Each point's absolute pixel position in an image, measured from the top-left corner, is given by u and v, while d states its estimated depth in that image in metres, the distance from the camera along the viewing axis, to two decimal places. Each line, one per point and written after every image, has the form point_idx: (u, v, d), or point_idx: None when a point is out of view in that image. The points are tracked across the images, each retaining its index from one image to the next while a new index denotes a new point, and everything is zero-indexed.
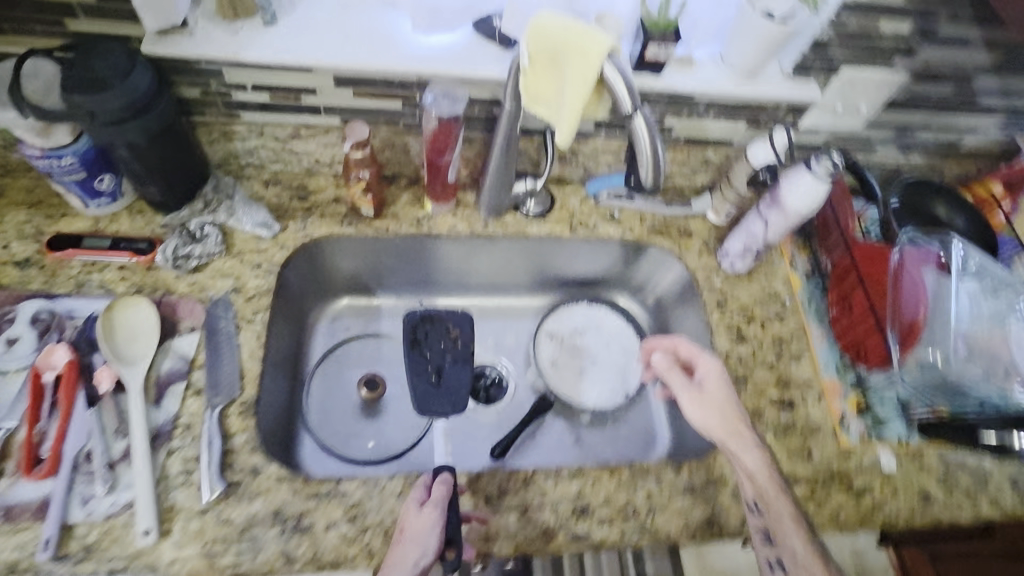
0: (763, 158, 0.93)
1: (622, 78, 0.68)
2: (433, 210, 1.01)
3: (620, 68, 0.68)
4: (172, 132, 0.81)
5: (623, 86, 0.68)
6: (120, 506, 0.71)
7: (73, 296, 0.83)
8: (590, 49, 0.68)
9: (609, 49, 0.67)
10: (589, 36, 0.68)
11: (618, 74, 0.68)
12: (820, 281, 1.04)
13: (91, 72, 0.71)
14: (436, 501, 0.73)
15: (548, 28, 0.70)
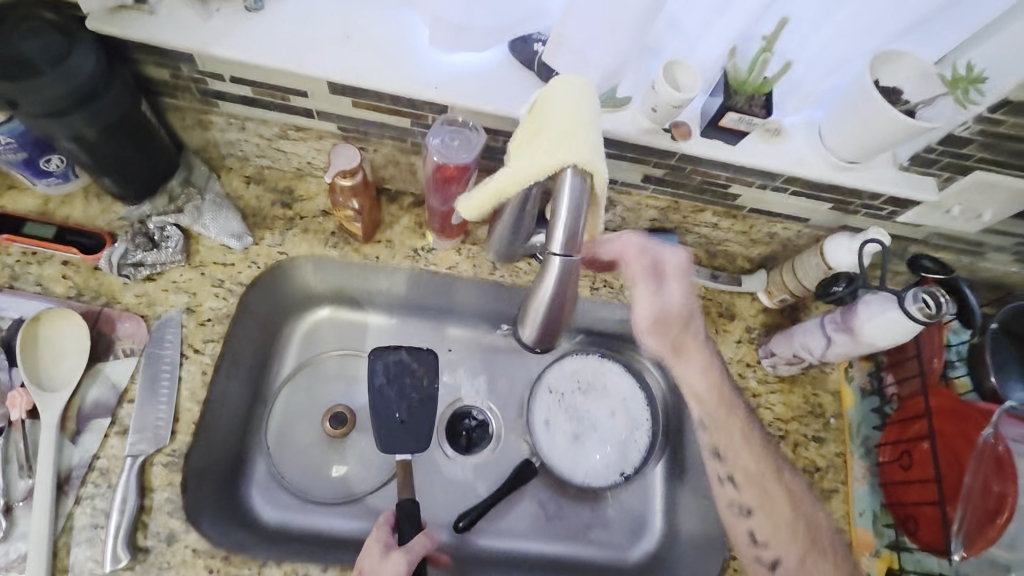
0: (845, 261, 0.76)
1: (567, 199, 0.55)
2: (434, 243, 0.86)
3: (573, 190, 0.55)
4: (133, 125, 0.67)
5: (563, 211, 0.55)
6: (13, 559, 0.64)
7: (4, 291, 0.72)
8: (555, 151, 0.54)
9: (569, 161, 0.54)
10: (568, 137, 0.54)
11: (564, 193, 0.55)
12: (877, 404, 0.86)
13: (16, 52, 0.59)
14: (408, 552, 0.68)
15: (556, 99, 0.57)
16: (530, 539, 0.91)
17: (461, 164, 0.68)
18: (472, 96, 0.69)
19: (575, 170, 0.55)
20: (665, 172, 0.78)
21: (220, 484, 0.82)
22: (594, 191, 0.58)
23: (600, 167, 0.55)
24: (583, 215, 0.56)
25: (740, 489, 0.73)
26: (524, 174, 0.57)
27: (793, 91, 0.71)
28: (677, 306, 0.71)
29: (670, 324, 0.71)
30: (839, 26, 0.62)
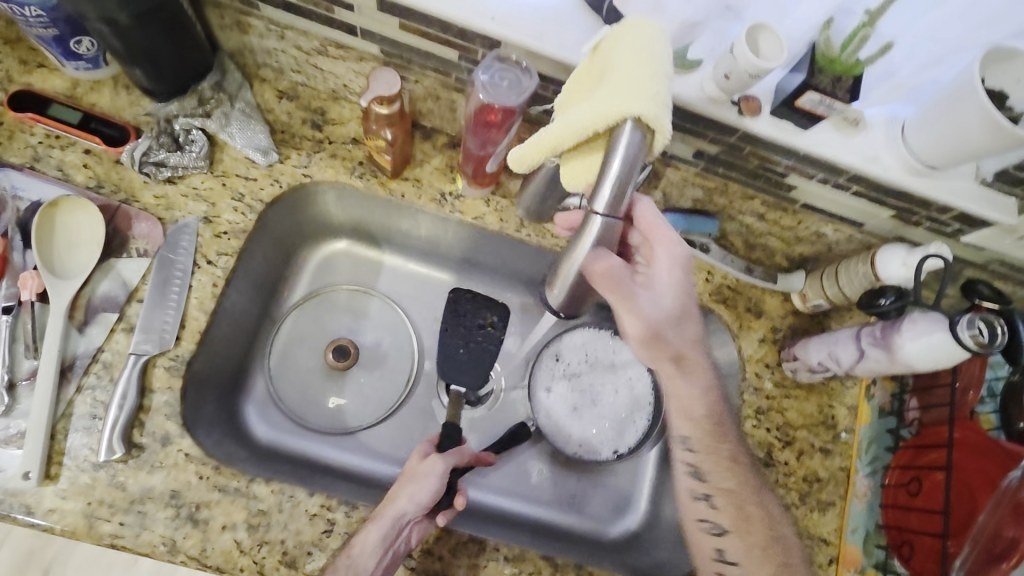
0: (896, 275, 0.71)
1: (622, 152, 0.50)
2: (464, 188, 0.82)
3: (628, 145, 0.50)
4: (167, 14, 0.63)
5: (615, 165, 0.50)
6: (12, 434, 0.63)
7: (23, 171, 0.71)
8: (619, 97, 0.49)
9: (633, 112, 0.49)
10: (635, 84, 0.49)
11: (620, 146, 0.50)
12: (893, 425, 0.82)
13: None
14: (444, 453, 0.70)
15: (627, 40, 0.52)
16: (513, 498, 0.91)
17: (506, 106, 0.62)
18: (532, 35, 0.63)
19: (636, 124, 0.50)
20: (721, 150, 0.73)
21: (220, 397, 0.83)
22: (652, 150, 0.53)
23: (665, 125, 0.50)
24: (636, 172, 0.51)
25: (696, 453, 0.70)
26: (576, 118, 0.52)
27: (884, 78, 0.64)
28: (657, 286, 0.64)
29: (652, 305, 0.64)
30: (953, 12, 0.56)
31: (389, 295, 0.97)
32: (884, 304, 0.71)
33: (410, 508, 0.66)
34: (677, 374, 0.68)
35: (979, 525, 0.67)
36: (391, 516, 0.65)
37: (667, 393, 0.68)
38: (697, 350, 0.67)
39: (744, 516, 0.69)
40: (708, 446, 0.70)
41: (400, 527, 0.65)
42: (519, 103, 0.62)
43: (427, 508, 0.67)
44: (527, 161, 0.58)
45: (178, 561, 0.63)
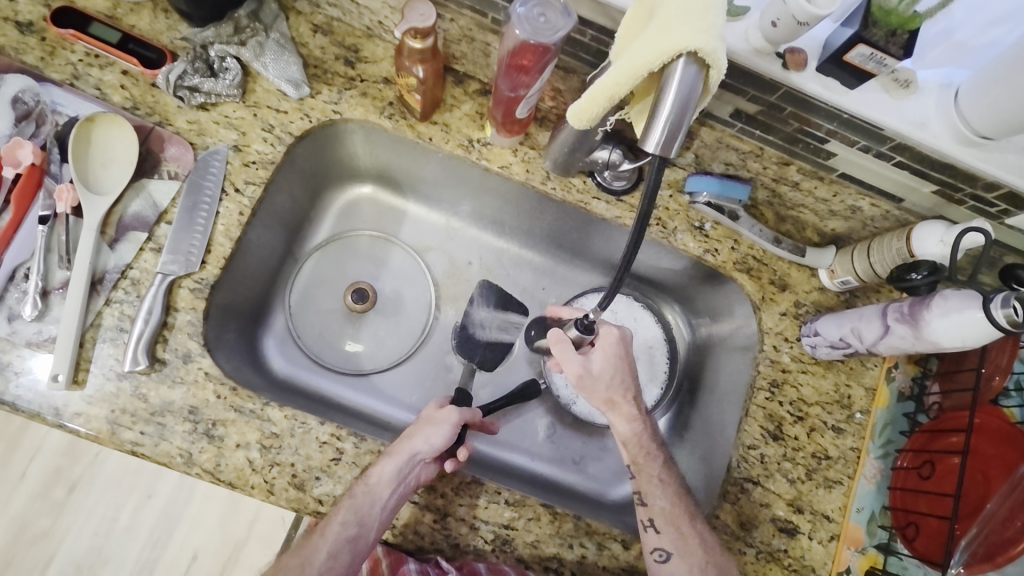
0: (932, 251, 0.68)
1: (676, 90, 0.48)
2: (492, 136, 0.81)
3: (684, 80, 0.48)
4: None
5: (668, 105, 0.48)
6: (44, 338, 0.66)
7: (63, 87, 0.72)
8: (675, 32, 0.48)
9: (690, 47, 0.47)
10: (693, 17, 0.48)
11: (674, 81, 0.48)
12: (911, 411, 0.81)
13: None
14: (457, 407, 0.75)
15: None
16: (518, 452, 0.92)
17: (543, 44, 0.61)
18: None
19: (691, 58, 0.48)
20: (759, 110, 0.70)
21: (241, 328, 0.84)
22: (705, 85, 0.52)
23: (721, 60, 0.49)
24: (690, 111, 0.49)
25: (660, 533, 0.70)
26: (631, 62, 0.51)
27: (943, 37, 0.63)
28: (602, 370, 0.73)
29: (598, 382, 0.73)
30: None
31: (411, 245, 0.98)
32: (916, 277, 0.68)
33: (425, 447, 0.69)
34: (636, 421, 0.74)
35: (986, 511, 0.67)
36: (407, 452, 0.67)
37: (640, 494, 0.73)
38: (652, 466, 0.74)
39: (683, 534, 0.69)
40: (669, 526, 0.70)
41: (412, 464, 0.68)
42: (554, 41, 0.61)
43: (441, 450, 0.69)
44: (585, 116, 0.59)
45: (194, 472, 0.66)
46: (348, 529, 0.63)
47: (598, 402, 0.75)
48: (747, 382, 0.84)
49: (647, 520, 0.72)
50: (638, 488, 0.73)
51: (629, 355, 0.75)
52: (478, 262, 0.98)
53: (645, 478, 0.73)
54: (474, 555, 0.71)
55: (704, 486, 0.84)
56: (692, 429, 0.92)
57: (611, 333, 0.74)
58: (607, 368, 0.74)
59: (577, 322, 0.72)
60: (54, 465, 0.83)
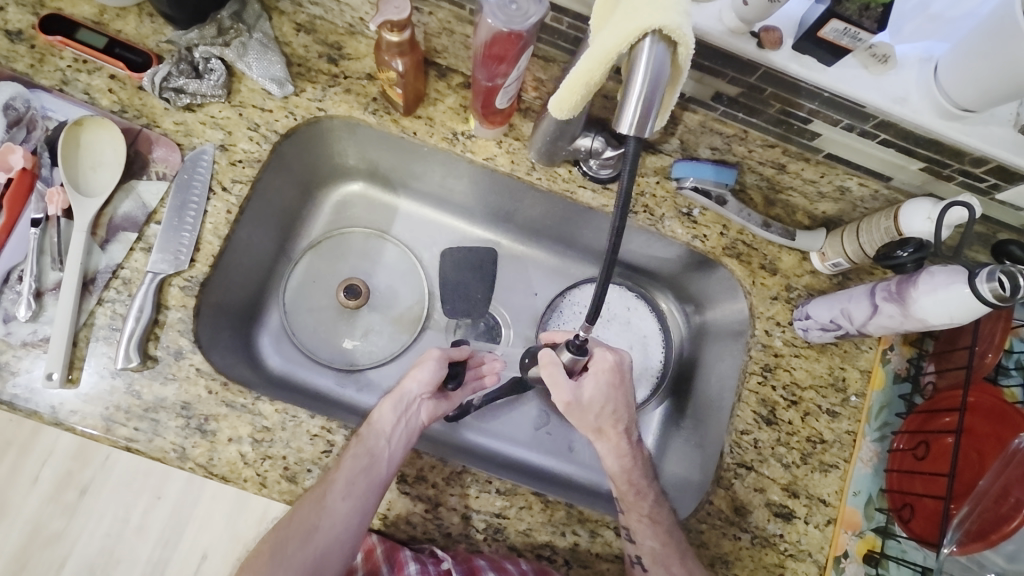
0: (920, 229, 0.67)
1: (645, 69, 0.47)
2: (476, 128, 0.81)
3: (652, 61, 0.47)
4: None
5: (638, 84, 0.47)
6: (39, 339, 0.68)
7: (53, 93, 0.74)
8: (639, 12, 0.47)
9: (654, 25, 0.46)
10: None
11: (643, 62, 0.47)
12: (907, 392, 0.80)
13: None
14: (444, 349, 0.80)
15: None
16: (512, 444, 0.92)
17: (515, 31, 0.61)
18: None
19: (657, 38, 0.47)
20: (739, 92, 0.70)
21: (235, 327, 0.85)
22: (676, 63, 0.50)
23: (688, 36, 0.47)
24: (661, 90, 0.47)
25: (647, 571, 0.68)
26: (601, 47, 0.50)
27: (919, 10, 0.63)
28: (593, 398, 0.73)
29: (587, 410, 0.73)
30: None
31: (403, 241, 0.98)
32: (902, 254, 0.69)
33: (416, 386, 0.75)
34: (627, 454, 0.75)
35: (979, 489, 0.68)
36: (401, 394, 0.74)
37: (628, 530, 0.71)
38: (641, 504, 0.73)
39: (671, 573, 0.68)
40: (657, 565, 0.68)
41: (409, 402, 0.75)
42: (524, 24, 0.61)
43: (431, 383, 0.76)
44: (567, 105, 0.57)
45: (188, 466, 0.68)
46: (361, 461, 0.67)
47: (587, 429, 0.75)
48: (740, 367, 0.84)
49: (635, 555, 0.70)
50: (627, 524, 0.72)
51: (623, 382, 0.74)
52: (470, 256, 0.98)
53: (636, 516, 0.72)
54: (466, 544, 0.71)
55: (699, 473, 0.84)
56: (688, 417, 0.91)
57: (605, 359, 0.73)
58: (598, 397, 0.73)
59: (569, 345, 0.71)
60: (65, 468, 0.68)
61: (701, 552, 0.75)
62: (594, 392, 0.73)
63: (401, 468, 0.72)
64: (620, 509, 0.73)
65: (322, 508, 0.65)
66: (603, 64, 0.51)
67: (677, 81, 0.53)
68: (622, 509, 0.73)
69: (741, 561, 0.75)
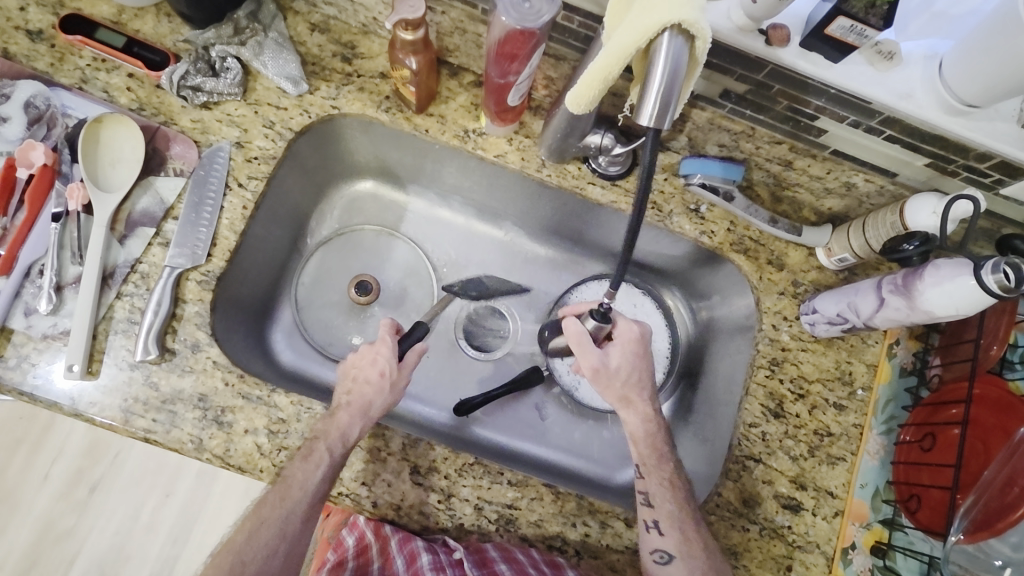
0: (925, 223, 0.68)
1: (663, 62, 0.48)
2: (487, 126, 0.82)
3: (672, 55, 0.48)
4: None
5: (657, 77, 0.48)
6: (59, 332, 0.68)
7: (73, 91, 0.75)
8: (657, 7, 0.48)
9: (672, 20, 0.47)
10: None
11: (661, 56, 0.48)
12: (914, 385, 0.81)
13: None
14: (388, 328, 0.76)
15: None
16: (522, 438, 0.93)
17: (529, 29, 0.63)
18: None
19: (676, 31, 0.48)
20: (748, 89, 0.71)
21: (248, 322, 0.86)
22: (693, 56, 0.51)
23: (706, 30, 0.48)
24: (679, 81, 0.49)
25: (664, 535, 0.70)
26: (619, 45, 0.51)
27: (923, 7, 0.63)
28: (619, 365, 0.75)
29: (613, 377, 0.75)
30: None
31: (413, 237, 0.99)
32: (908, 246, 0.70)
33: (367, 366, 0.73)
34: (649, 419, 0.75)
35: (985, 479, 0.69)
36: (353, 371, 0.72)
37: (645, 494, 0.72)
38: (662, 468, 0.74)
39: (687, 538, 0.70)
40: (674, 529, 0.70)
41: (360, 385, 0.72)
42: (533, 21, 0.62)
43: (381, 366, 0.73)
44: (584, 100, 0.59)
45: (205, 457, 0.68)
46: (314, 452, 0.66)
47: (612, 399, 0.75)
48: (747, 361, 0.84)
49: (651, 521, 0.71)
50: (643, 488, 0.73)
51: (647, 354, 0.76)
52: (479, 252, 1.00)
53: (654, 481, 0.73)
54: (478, 534, 0.72)
55: (708, 466, 0.85)
56: (695, 412, 0.92)
57: (631, 330, 0.75)
58: (625, 365, 0.75)
59: (594, 312, 0.74)
60: None
61: (710, 542, 0.76)
62: (618, 361, 0.75)
63: (414, 459, 0.73)
64: (641, 475, 0.74)
65: (284, 501, 0.65)
66: (621, 61, 0.52)
67: (693, 74, 0.54)
68: (641, 475, 0.74)
69: (750, 552, 0.76)
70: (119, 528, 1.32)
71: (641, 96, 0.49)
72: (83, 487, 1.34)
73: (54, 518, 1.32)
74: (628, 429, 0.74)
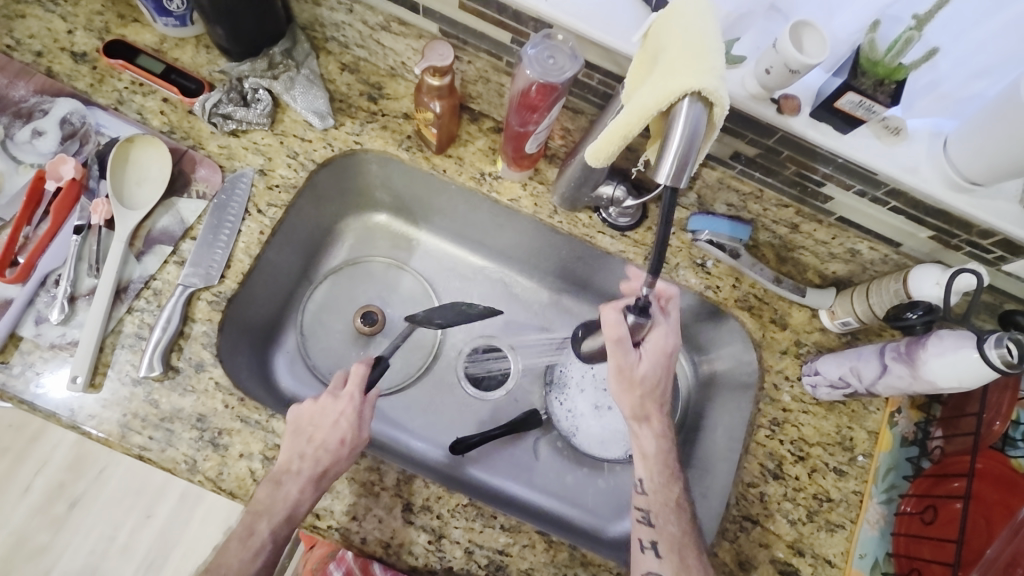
0: (929, 293, 0.69)
1: (681, 125, 0.50)
2: (503, 170, 0.85)
3: (689, 120, 0.50)
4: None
5: (675, 139, 0.50)
6: (66, 342, 0.69)
7: (109, 111, 0.78)
8: (679, 75, 0.50)
9: (691, 87, 0.49)
10: (696, 61, 0.50)
11: (680, 119, 0.50)
12: (915, 456, 0.80)
13: None
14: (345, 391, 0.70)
15: (670, 25, 0.54)
16: (516, 482, 0.92)
17: (552, 83, 0.65)
18: (555, 7, 0.66)
19: (695, 98, 0.50)
20: (758, 153, 0.74)
21: (253, 346, 0.86)
22: (711, 123, 0.53)
23: (724, 98, 0.50)
24: (697, 145, 0.50)
25: (660, 557, 0.69)
26: (640, 104, 0.53)
27: (929, 89, 0.66)
28: (645, 375, 0.71)
29: (635, 383, 0.71)
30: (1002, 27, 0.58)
31: (422, 271, 1.01)
32: (910, 316, 0.72)
33: (318, 423, 0.68)
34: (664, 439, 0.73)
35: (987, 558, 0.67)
36: (297, 442, 0.67)
37: (647, 512, 0.71)
38: (670, 490, 0.72)
39: (684, 566, 0.68)
40: (672, 552, 0.69)
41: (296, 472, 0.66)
42: (563, 77, 0.65)
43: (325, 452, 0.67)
44: (602, 155, 0.60)
45: (197, 479, 0.67)
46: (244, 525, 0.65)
47: (627, 409, 0.72)
48: (748, 420, 0.84)
49: (650, 541, 0.70)
50: (648, 506, 0.72)
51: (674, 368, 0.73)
52: (485, 291, 1.01)
53: (659, 500, 0.72)
54: None
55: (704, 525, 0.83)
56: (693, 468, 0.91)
57: (665, 341, 0.71)
58: (649, 375, 0.71)
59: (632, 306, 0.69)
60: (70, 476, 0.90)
61: None
62: (643, 370, 0.71)
63: (408, 497, 0.72)
64: (646, 491, 0.72)
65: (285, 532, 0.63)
66: (640, 120, 0.54)
67: (710, 138, 0.56)
68: (645, 491, 0.72)
69: None
70: (94, 548, 1.29)
71: (659, 156, 0.51)
72: (61, 503, 1.32)
73: (29, 533, 1.29)
74: (638, 445, 0.73)
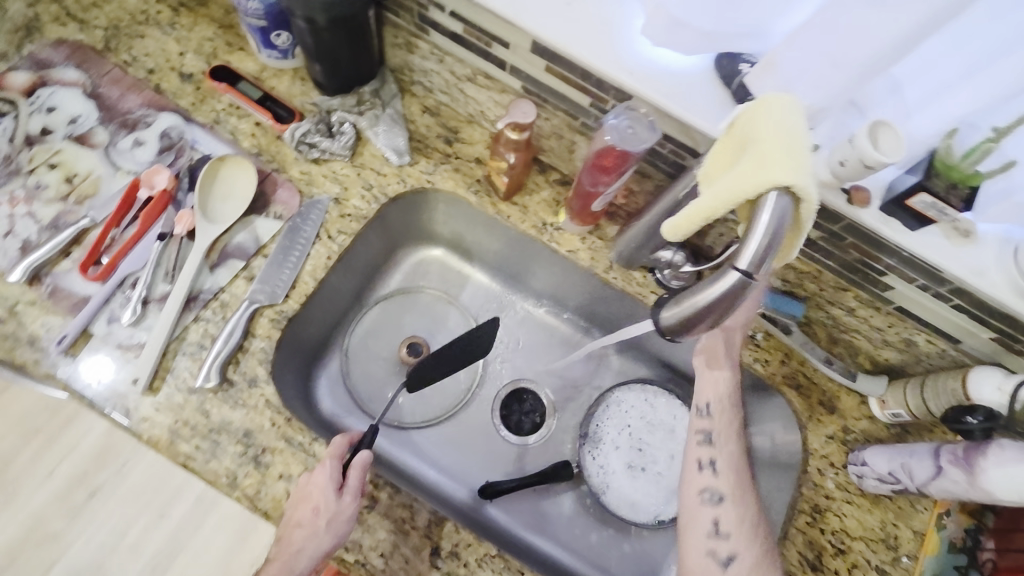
0: (990, 398, 0.67)
1: (768, 219, 0.51)
2: (564, 223, 0.87)
3: (777, 211, 0.51)
4: (348, 24, 0.75)
5: (760, 231, 0.51)
6: (132, 343, 0.72)
7: (205, 129, 0.84)
8: (768, 169, 0.50)
9: (781, 184, 0.50)
10: (787, 156, 0.50)
11: (767, 212, 0.51)
12: (963, 565, 0.76)
13: None
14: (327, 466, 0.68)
15: (764, 114, 0.53)
16: (540, 535, 0.92)
17: (629, 151, 0.68)
18: (640, 81, 0.66)
19: (783, 192, 0.51)
20: (823, 236, 0.74)
21: (301, 363, 0.89)
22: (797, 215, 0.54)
23: (813, 193, 0.51)
24: (780, 238, 0.52)
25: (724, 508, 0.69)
26: (725, 188, 0.53)
27: (1002, 196, 0.64)
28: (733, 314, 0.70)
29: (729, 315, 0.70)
30: None
31: (469, 308, 1.03)
32: (970, 420, 0.68)
33: (299, 504, 0.66)
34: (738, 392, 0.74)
35: None
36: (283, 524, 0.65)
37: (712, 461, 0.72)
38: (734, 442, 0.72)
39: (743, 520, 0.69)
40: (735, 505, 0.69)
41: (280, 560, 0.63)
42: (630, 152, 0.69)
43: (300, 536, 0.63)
44: (679, 232, 0.58)
45: (235, 493, 0.69)
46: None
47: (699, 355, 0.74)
48: (787, 504, 0.82)
49: (713, 522, 0.69)
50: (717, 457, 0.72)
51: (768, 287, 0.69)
52: (529, 334, 1.04)
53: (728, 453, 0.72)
54: None
55: None
56: None
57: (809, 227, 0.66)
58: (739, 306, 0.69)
59: None
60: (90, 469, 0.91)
61: None
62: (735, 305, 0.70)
63: (438, 540, 0.71)
64: (713, 471, 0.71)
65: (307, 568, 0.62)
66: (721, 203, 0.54)
67: (798, 231, 0.56)
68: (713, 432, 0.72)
69: None
70: None
71: (745, 240, 0.52)
72: None
73: None
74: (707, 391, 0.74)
